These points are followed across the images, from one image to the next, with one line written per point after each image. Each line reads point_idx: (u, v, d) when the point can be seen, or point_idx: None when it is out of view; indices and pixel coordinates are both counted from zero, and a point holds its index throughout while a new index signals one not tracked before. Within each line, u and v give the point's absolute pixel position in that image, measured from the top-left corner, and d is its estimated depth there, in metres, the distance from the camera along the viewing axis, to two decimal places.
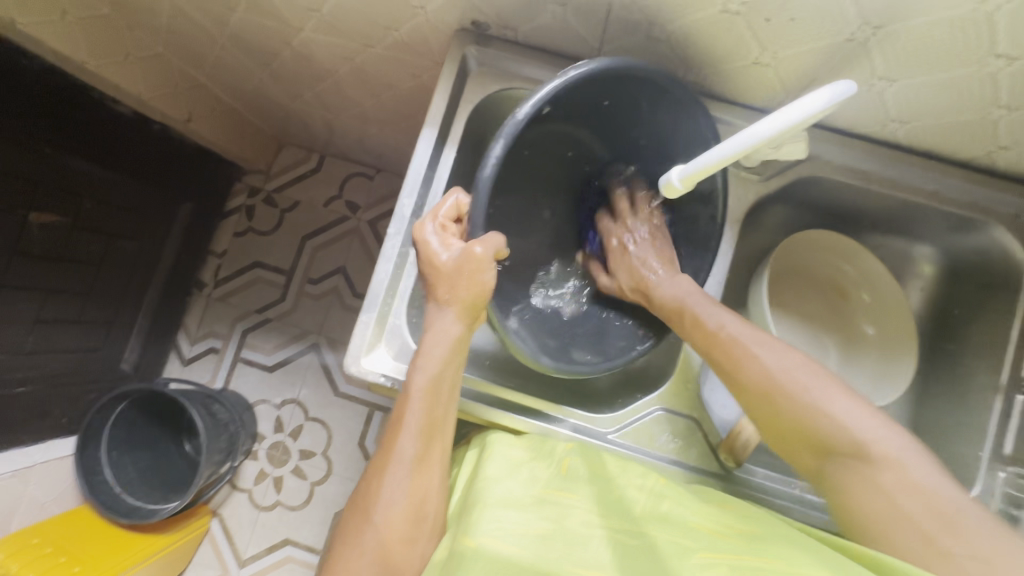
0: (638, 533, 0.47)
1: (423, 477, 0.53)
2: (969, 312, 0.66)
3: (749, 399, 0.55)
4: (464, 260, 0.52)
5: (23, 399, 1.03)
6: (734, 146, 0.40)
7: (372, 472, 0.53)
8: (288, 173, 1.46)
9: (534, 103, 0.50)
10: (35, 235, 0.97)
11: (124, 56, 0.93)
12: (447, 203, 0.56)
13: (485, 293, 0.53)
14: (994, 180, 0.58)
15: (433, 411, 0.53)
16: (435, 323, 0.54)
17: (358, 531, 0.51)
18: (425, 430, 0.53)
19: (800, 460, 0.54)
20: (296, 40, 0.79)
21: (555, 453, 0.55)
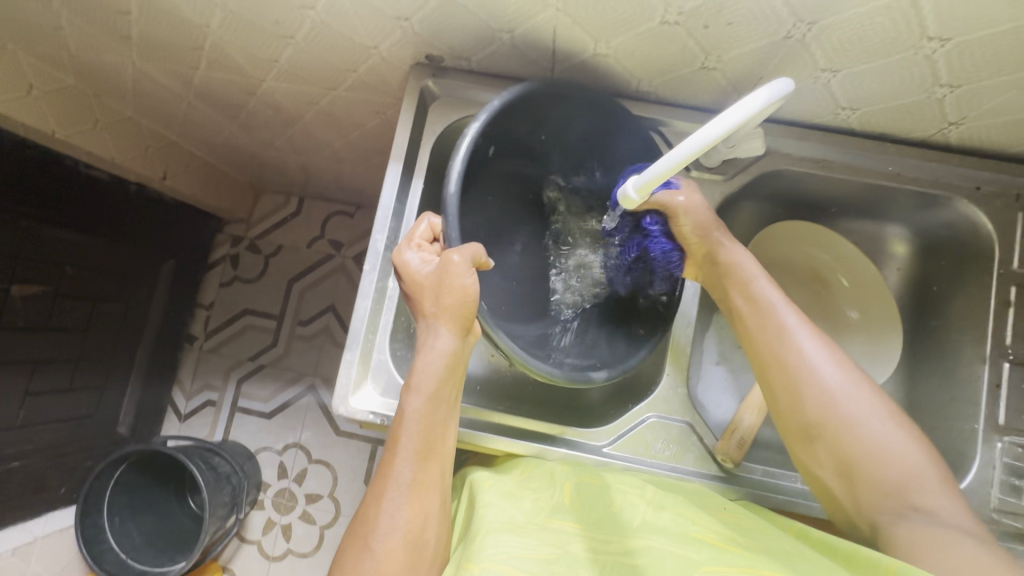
0: (636, 552, 0.45)
1: (422, 501, 0.51)
2: (947, 286, 0.66)
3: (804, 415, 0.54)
4: (448, 272, 0.53)
5: (19, 473, 1.01)
6: (688, 146, 0.40)
7: (369, 500, 0.52)
8: (269, 219, 1.47)
9: (478, 128, 0.54)
10: (18, 307, 0.96)
11: (94, 122, 0.95)
12: (420, 226, 0.58)
13: (468, 298, 0.53)
14: (951, 155, 0.58)
15: (430, 434, 0.52)
16: (428, 340, 0.54)
17: (358, 562, 0.49)
18: (422, 453, 0.52)
19: (855, 500, 0.52)
20: (260, 91, 0.80)
21: (555, 479, 0.54)
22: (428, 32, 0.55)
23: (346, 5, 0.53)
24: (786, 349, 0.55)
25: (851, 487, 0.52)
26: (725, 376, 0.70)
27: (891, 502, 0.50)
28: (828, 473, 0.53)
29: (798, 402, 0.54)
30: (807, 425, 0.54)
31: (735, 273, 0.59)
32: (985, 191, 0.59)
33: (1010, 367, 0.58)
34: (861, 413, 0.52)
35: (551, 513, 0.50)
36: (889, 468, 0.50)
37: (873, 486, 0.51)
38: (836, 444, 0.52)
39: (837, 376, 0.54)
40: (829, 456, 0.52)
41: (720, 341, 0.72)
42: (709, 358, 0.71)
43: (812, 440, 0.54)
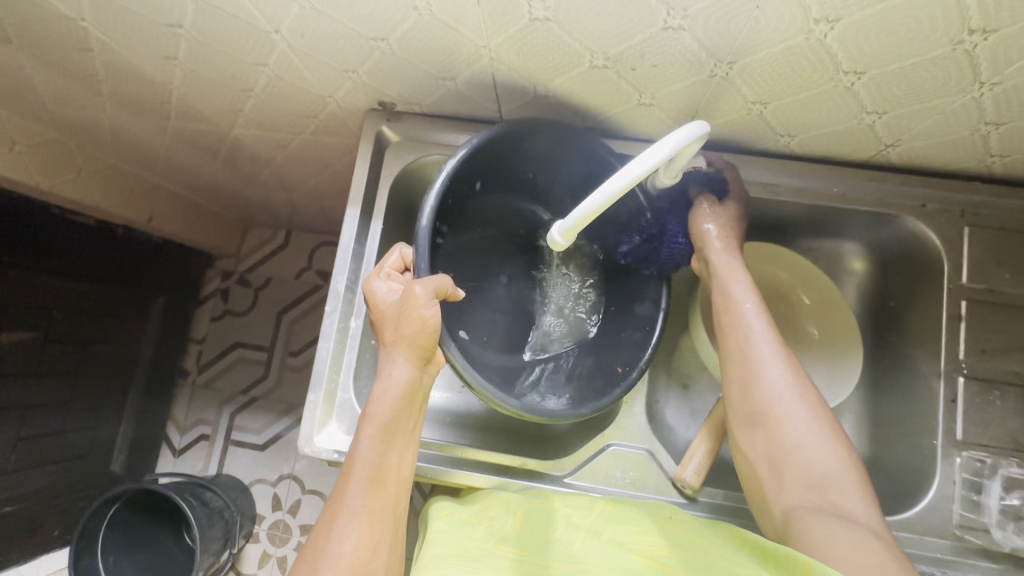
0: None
1: (374, 529, 0.51)
2: (904, 300, 0.66)
3: (752, 406, 0.55)
4: (410, 301, 0.54)
5: (12, 517, 1.02)
6: (595, 201, 0.46)
7: (320, 525, 0.52)
8: (258, 252, 1.50)
9: (450, 169, 0.56)
10: (8, 353, 0.99)
11: (77, 170, 0.98)
12: (392, 255, 0.59)
13: (427, 328, 0.54)
14: (894, 174, 0.60)
15: (385, 460, 0.53)
16: (386, 368, 0.55)
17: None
18: (375, 478, 0.52)
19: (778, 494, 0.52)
20: (232, 137, 0.83)
21: (510, 508, 0.55)
22: (376, 81, 0.57)
23: (295, 60, 0.55)
24: (747, 347, 0.57)
25: (777, 478, 0.53)
26: (691, 399, 0.71)
27: (806, 498, 0.50)
28: (761, 461, 0.54)
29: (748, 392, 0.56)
30: (754, 415, 0.55)
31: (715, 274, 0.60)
32: (930, 208, 0.60)
33: (965, 382, 0.58)
34: (802, 415, 0.53)
35: (499, 541, 0.50)
36: (813, 469, 0.51)
37: (799, 478, 0.51)
38: (775, 438, 0.54)
39: (791, 383, 0.55)
40: (766, 445, 0.54)
41: (685, 363, 0.73)
42: (675, 382, 0.71)
43: (756, 429, 0.55)
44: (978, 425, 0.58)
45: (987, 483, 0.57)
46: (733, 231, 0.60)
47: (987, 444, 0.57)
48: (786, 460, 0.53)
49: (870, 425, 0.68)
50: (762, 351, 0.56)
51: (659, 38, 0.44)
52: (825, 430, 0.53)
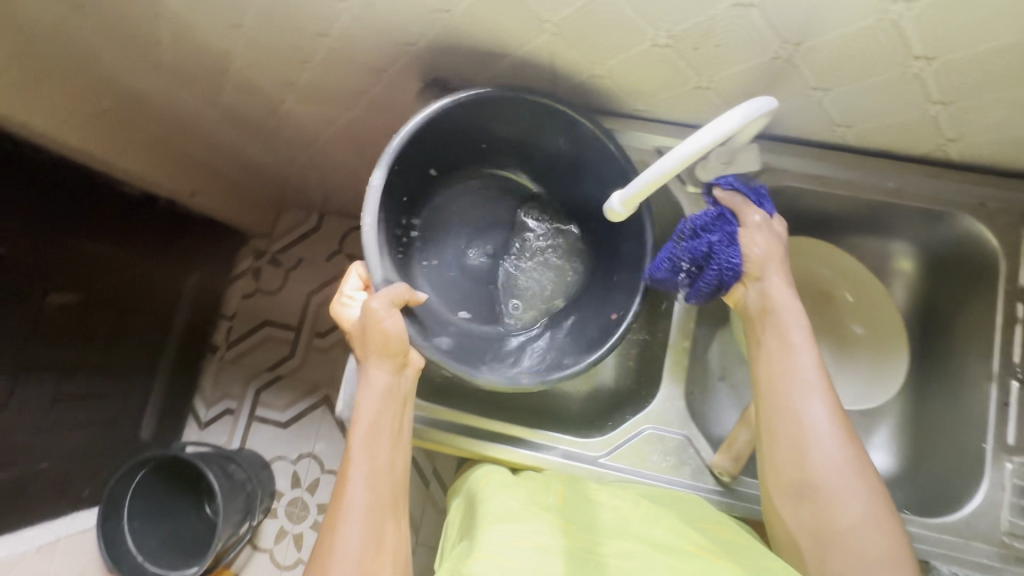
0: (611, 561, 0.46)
1: (375, 527, 0.52)
2: (955, 305, 0.65)
3: (781, 426, 0.55)
4: (372, 315, 0.57)
5: (46, 474, 1.05)
6: (665, 165, 0.46)
7: (323, 535, 0.52)
8: (290, 234, 1.52)
9: (397, 147, 0.60)
10: (54, 315, 1.01)
11: (127, 141, 1.00)
12: (351, 279, 0.65)
13: (393, 334, 0.57)
14: (953, 171, 0.58)
15: (376, 458, 0.55)
16: (368, 377, 0.57)
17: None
18: (372, 475, 0.54)
19: (794, 517, 0.54)
20: (282, 110, 0.85)
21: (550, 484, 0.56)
22: (435, 53, 0.58)
23: (357, 31, 0.56)
24: (790, 366, 0.56)
25: (797, 500, 0.53)
26: (727, 391, 0.71)
27: (823, 524, 0.52)
28: (785, 489, 0.54)
29: (790, 418, 0.55)
30: (786, 435, 0.55)
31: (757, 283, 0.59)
32: (990, 208, 0.59)
33: (1019, 387, 0.57)
34: (834, 447, 0.53)
35: (544, 508, 0.52)
36: (834, 492, 0.52)
37: (825, 509, 0.52)
38: (804, 460, 0.53)
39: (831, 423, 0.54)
40: (791, 464, 0.54)
41: (722, 356, 0.72)
42: (712, 374, 0.71)
43: (782, 449, 0.55)
44: None
45: None
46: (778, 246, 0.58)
47: None
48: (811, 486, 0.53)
49: (912, 429, 0.66)
50: (804, 376, 0.55)
51: (728, 15, 0.43)
52: (852, 463, 0.53)
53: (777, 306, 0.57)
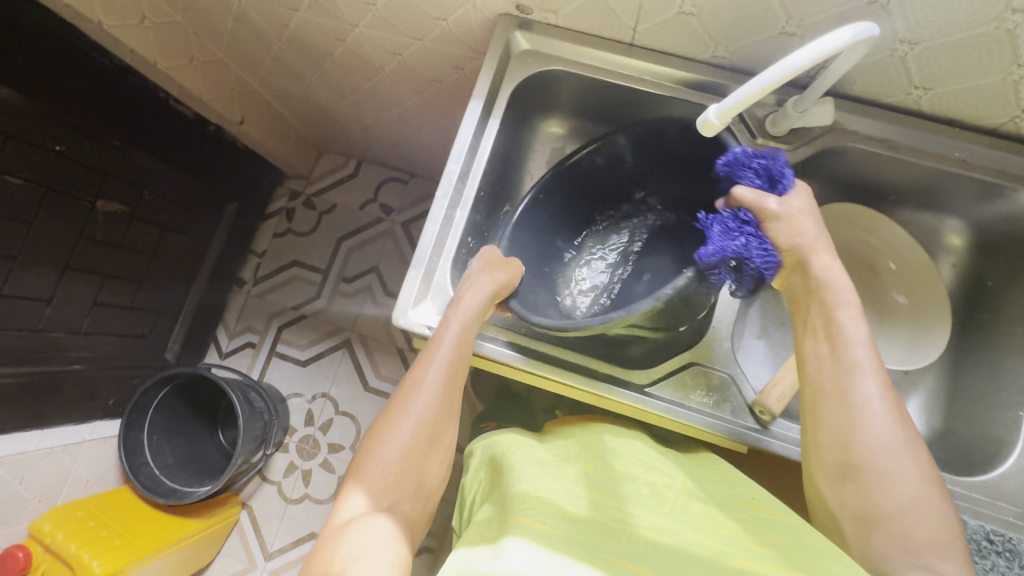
0: (650, 527, 0.49)
1: (438, 420, 0.55)
2: (1003, 281, 0.69)
3: (824, 407, 0.57)
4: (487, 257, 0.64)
5: (77, 376, 1.08)
6: (771, 75, 0.47)
7: (394, 401, 0.56)
8: (327, 178, 1.54)
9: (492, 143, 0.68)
10: (100, 222, 1.04)
11: (190, 60, 1.03)
12: None
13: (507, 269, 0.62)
14: (1020, 146, 0.60)
15: (458, 359, 0.58)
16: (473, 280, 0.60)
17: (372, 454, 0.52)
18: (450, 372, 0.57)
19: (837, 497, 0.55)
20: (349, 38, 0.86)
21: (581, 459, 0.62)
22: None
23: None
24: (842, 353, 0.57)
25: (845, 481, 0.55)
26: (765, 350, 0.73)
27: (872, 504, 0.53)
28: (829, 469, 0.56)
29: (841, 397, 0.56)
30: (826, 412, 0.57)
31: (812, 267, 0.60)
32: None
33: None
34: (883, 431, 0.54)
35: (575, 482, 0.56)
36: (886, 473, 0.53)
37: (874, 490, 0.53)
38: (856, 439, 0.54)
39: (882, 403, 0.55)
40: (834, 441, 0.56)
41: (763, 317, 0.75)
42: (750, 331, 0.74)
43: (826, 429, 0.57)
44: None
45: None
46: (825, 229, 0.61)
47: None
48: (865, 470, 0.54)
49: (942, 402, 0.70)
50: (854, 361, 0.57)
51: None
52: (904, 447, 0.54)
53: (837, 297, 0.59)
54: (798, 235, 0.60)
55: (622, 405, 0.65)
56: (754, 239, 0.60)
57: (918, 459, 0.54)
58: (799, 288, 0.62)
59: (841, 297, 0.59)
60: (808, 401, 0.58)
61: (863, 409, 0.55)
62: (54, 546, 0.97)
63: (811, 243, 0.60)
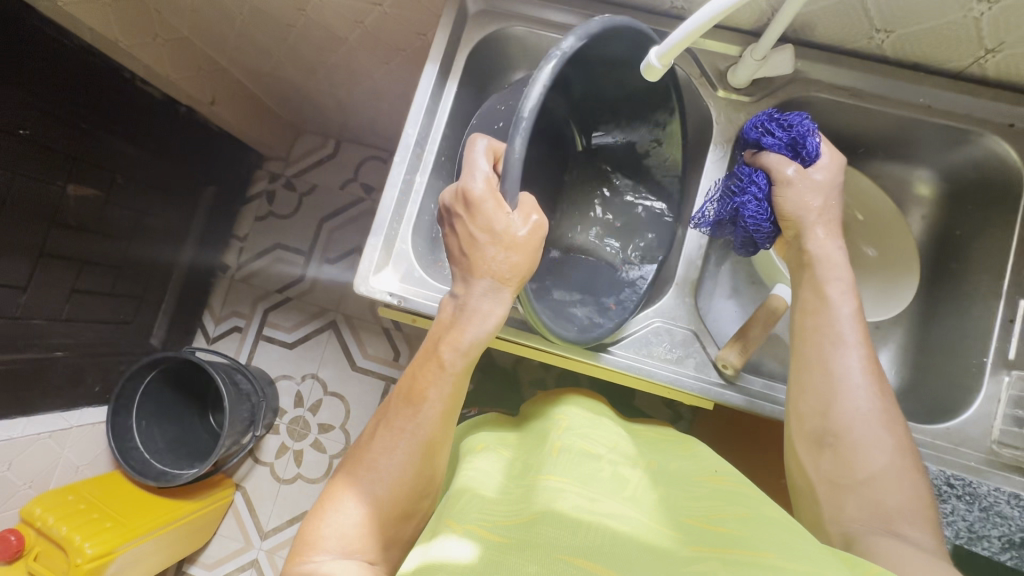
0: (622, 522, 0.50)
1: (429, 461, 0.56)
2: (970, 230, 0.71)
3: (805, 377, 0.58)
4: (503, 235, 0.53)
5: (61, 362, 1.09)
6: (718, 5, 0.47)
7: (379, 437, 0.56)
8: (306, 159, 1.52)
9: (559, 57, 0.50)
10: (72, 205, 1.03)
11: (153, 36, 0.98)
12: (482, 146, 0.54)
13: (531, 270, 0.55)
14: (986, 88, 0.63)
15: (455, 398, 0.58)
16: (480, 305, 0.55)
17: (349, 502, 0.53)
18: (444, 416, 0.57)
19: (810, 465, 0.57)
20: (309, 7, 0.84)
21: (549, 444, 0.62)
22: None
23: None
24: (836, 331, 0.57)
25: (819, 449, 0.56)
26: (736, 309, 0.75)
27: (842, 472, 0.55)
28: (806, 434, 0.57)
29: (825, 369, 0.57)
30: (803, 380, 0.58)
31: (800, 227, 0.60)
32: (1017, 128, 0.63)
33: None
34: (863, 407, 0.55)
35: (542, 472, 0.57)
36: (864, 446, 0.54)
37: (851, 461, 0.54)
38: (837, 411, 0.55)
39: (863, 376, 0.56)
40: (814, 408, 0.57)
41: (733, 276, 0.76)
42: (721, 292, 0.75)
43: (813, 404, 0.57)
44: None
45: None
46: (834, 212, 0.60)
47: None
48: (843, 440, 0.55)
49: (914, 350, 0.73)
50: (843, 343, 0.57)
51: None
52: (882, 424, 0.55)
53: (831, 284, 0.58)
54: (799, 204, 0.60)
55: (587, 364, 0.67)
56: (756, 199, 0.60)
57: (895, 436, 0.55)
58: (792, 263, 0.62)
59: (834, 280, 0.58)
60: (796, 369, 0.59)
61: (843, 382, 0.56)
62: (46, 528, 0.98)
63: (790, 204, 0.60)
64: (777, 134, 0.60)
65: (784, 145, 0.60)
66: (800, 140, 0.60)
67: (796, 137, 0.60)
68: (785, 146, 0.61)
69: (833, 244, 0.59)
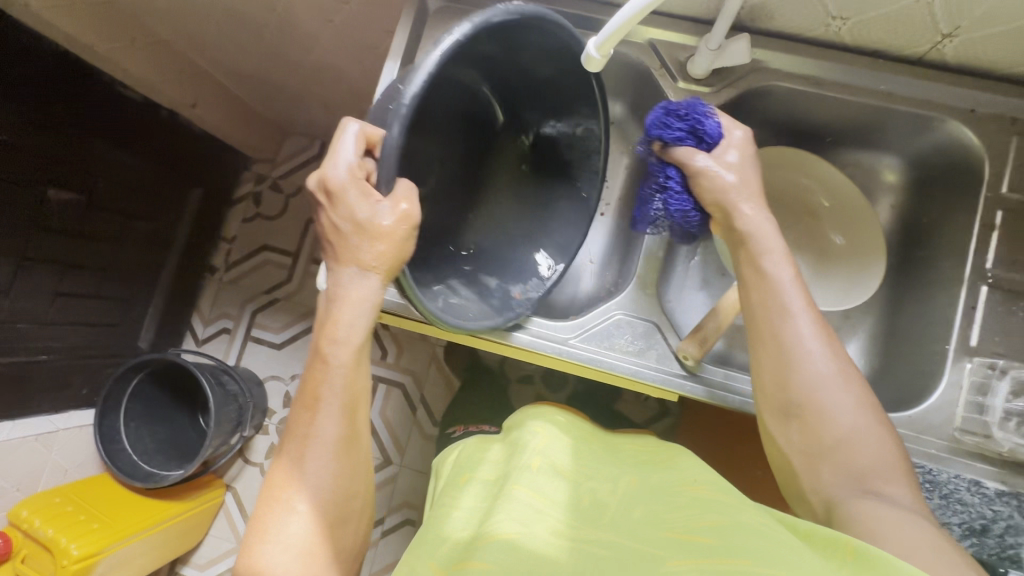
0: (606, 542, 0.48)
1: (346, 453, 0.57)
2: (936, 218, 0.71)
3: (760, 349, 0.56)
4: (367, 225, 0.53)
5: (47, 365, 1.10)
6: None
7: (292, 448, 0.56)
8: (292, 161, 1.52)
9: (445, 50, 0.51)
10: (56, 210, 1.03)
11: (131, 41, 1.01)
12: (353, 135, 0.53)
13: (404, 254, 0.56)
14: (944, 74, 0.63)
15: (354, 387, 0.58)
16: (352, 289, 0.56)
17: (277, 522, 0.53)
18: (347, 407, 0.57)
19: (785, 440, 0.55)
20: (280, 9, 0.85)
21: (526, 465, 0.59)
22: None
23: None
24: (781, 301, 0.56)
25: (787, 420, 0.55)
26: (705, 300, 0.76)
27: (813, 443, 0.53)
28: (773, 407, 0.56)
29: (778, 340, 0.55)
30: (760, 354, 0.57)
31: (728, 208, 0.59)
32: (980, 113, 0.63)
33: (988, 290, 0.63)
34: (819, 375, 0.54)
35: (521, 492, 0.54)
36: (829, 415, 0.53)
37: (819, 430, 0.53)
38: (793, 382, 0.54)
39: (817, 341, 0.55)
40: (773, 382, 0.55)
41: (703, 268, 0.77)
42: (692, 285, 0.76)
43: (768, 378, 0.56)
44: (992, 332, 0.62)
45: (994, 387, 0.61)
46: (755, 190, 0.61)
47: (998, 353, 0.62)
48: (806, 409, 0.54)
49: (882, 336, 0.74)
50: (790, 311, 0.55)
51: None
52: (845, 389, 0.53)
53: (768, 257, 0.57)
54: (721, 186, 0.60)
55: (548, 358, 0.68)
56: (673, 195, 0.62)
57: (860, 397, 0.53)
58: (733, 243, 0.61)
59: (771, 252, 0.57)
60: (753, 341, 0.57)
61: (795, 351, 0.54)
62: (31, 530, 0.99)
63: (735, 189, 0.59)
64: (675, 127, 0.61)
65: (686, 134, 0.61)
66: (699, 124, 0.60)
67: (697, 123, 0.60)
68: (688, 134, 0.61)
69: (763, 218, 0.59)
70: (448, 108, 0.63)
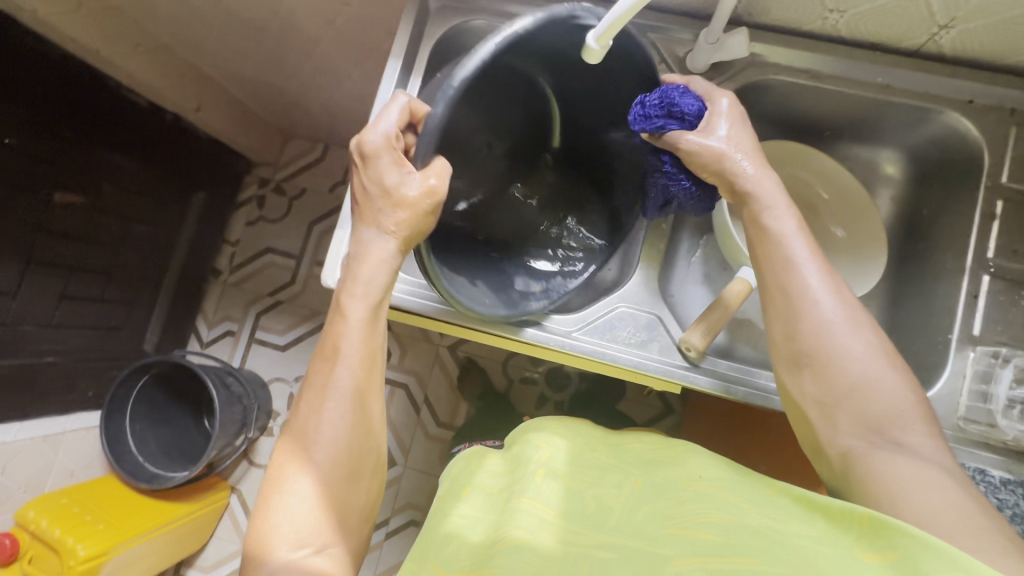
0: (613, 546, 0.47)
1: (361, 408, 0.56)
2: (935, 211, 0.72)
3: (770, 299, 0.56)
4: (393, 191, 0.55)
5: (53, 367, 1.11)
6: None
7: (308, 403, 0.56)
8: (295, 164, 1.53)
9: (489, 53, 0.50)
10: (59, 214, 1.04)
11: (134, 45, 1.02)
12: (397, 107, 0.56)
13: (429, 222, 0.57)
14: (942, 66, 0.64)
15: (371, 344, 0.58)
16: (370, 244, 0.57)
17: (292, 477, 0.53)
18: (364, 361, 0.57)
19: (799, 393, 0.54)
20: (282, 12, 0.86)
21: (528, 469, 0.57)
22: None
23: None
24: (789, 250, 0.55)
25: (800, 373, 0.54)
26: (707, 294, 0.76)
27: (829, 393, 0.52)
28: (783, 359, 0.55)
29: (785, 289, 0.55)
30: (770, 305, 0.56)
31: (726, 174, 0.59)
32: (977, 104, 0.64)
33: (989, 279, 0.64)
34: (831, 324, 0.53)
35: (524, 497, 0.52)
36: (844, 364, 0.51)
37: (835, 380, 0.52)
38: (803, 330, 0.53)
39: (826, 289, 0.54)
40: (782, 331, 0.55)
41: (705, 263, 0.78)
42: (693, 279, 0.77)
43: (779, 328, 0.55)
44: (993, 322, 0.63)
45: (995, 375, 0.61)
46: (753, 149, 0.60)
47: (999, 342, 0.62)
48: (817, 356, 0.53)
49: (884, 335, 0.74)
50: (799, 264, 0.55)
51: None
52: (858, 336, 0.52)
53: (769, 214, 0.57)
54: (715, 157, 0.59)
55: (551, 351, 0.68)
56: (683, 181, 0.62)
57: (872, 341, 0.52)
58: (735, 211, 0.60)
59: (772, 209, 0.57)
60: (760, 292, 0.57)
61: (804, 299, 0.54)
62: (38, 531, 0.99)
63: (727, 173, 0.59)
64: (659, 115, 0.59)
65: (670, 119, 0.59)
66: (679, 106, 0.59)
67: (676, 107, 0.59)
68: (672, 117, 0.59)
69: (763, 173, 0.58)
70: (484, 107, 0.62)
